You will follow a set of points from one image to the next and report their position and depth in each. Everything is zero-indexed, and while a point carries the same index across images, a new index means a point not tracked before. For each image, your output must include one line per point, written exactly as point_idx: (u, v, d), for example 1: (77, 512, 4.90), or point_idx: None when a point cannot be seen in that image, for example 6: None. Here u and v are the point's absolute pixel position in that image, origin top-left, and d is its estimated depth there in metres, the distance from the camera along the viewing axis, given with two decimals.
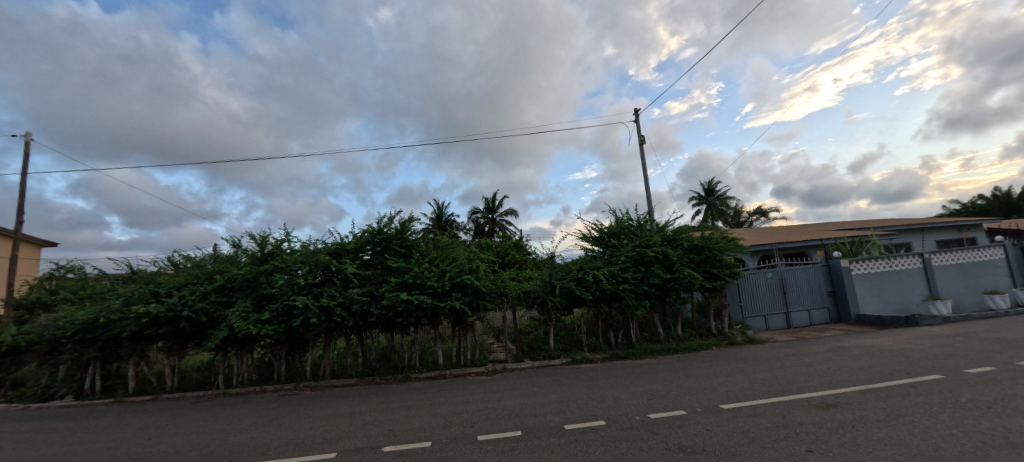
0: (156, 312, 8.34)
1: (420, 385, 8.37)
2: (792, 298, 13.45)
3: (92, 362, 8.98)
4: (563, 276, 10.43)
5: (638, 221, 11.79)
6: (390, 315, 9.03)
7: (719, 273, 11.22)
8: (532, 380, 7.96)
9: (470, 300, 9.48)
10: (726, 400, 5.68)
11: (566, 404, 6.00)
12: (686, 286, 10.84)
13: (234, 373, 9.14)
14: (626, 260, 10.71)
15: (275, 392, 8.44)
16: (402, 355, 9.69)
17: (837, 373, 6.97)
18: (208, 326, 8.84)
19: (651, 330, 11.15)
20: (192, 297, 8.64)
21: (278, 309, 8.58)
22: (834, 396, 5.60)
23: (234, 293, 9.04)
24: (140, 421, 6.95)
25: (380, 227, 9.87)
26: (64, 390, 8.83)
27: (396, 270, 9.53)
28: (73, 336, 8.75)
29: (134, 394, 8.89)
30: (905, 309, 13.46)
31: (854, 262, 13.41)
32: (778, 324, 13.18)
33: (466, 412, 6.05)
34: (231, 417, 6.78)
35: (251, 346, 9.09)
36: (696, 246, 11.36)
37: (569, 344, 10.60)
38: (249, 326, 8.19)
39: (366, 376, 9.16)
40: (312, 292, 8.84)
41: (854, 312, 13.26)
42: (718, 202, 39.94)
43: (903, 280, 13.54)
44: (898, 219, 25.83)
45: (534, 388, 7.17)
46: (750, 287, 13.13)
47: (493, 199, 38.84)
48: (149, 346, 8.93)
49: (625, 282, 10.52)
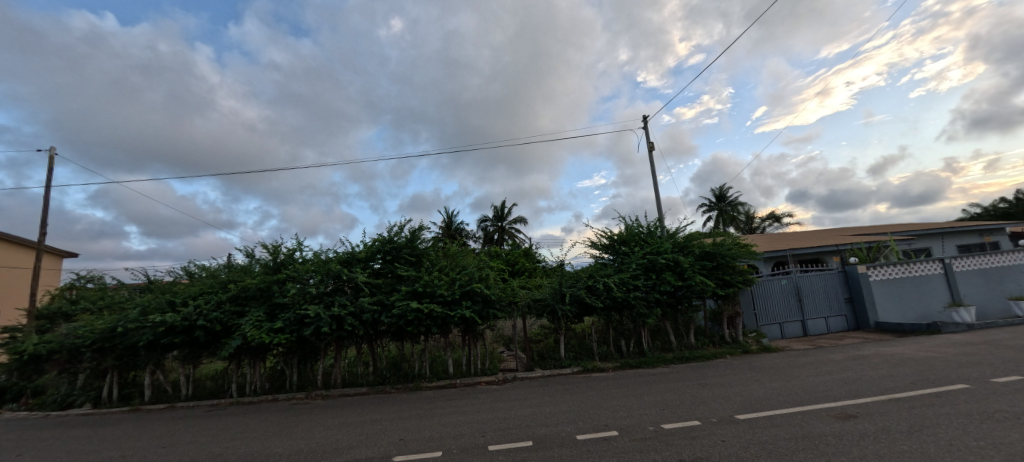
0: (172, 321, 8.36)
1: (430, 394, 8.37)
2: (808, 306, 13.16)
3: (110, 370, 9.01)
4: (574, 283, 10.35)
5: (649, 228, 11.72)
6: (400, 324, 9.04)
7: (733, 280, 11.02)
8: (544, 389, 7.89)
9: (480, 308, 9.49)
10: (742, 411, 5.56)
11: (576, 414, 5.96)
12: (698, 294, 10.68)
13: (247, 381, 9.13)
14: (637, 267, 10.62)
15: (287, 401, 8.45)
16: (412, 364, 9.69)
17: (857, 382, 6.79)
18: (222, 335, 8.86)
19: (663, 339, 10.96)
20: (207, 306, 8.70)
21: (290, 318, 8.62)
22: (855, 406, 5.46)
23: (247, 302, 9.10)
24: (155, 430, 7.02)
25: (390, 237, 9.96)
26: (83, 398, 8.88)
27: (407, 279, 9.58)
28: (92, 345, 8.78)
29: (150, 403, 8.87)
30: (927, 317, 13.13)
31: (872, 268, 13.20)
32: (793, 332, 12.91)
33: (477, 422, 6.03)
34: (244, 426, 6.83)
35: (264, 355, 9.07)
36: (708, 253, 11.20)
37: (579, 352, 10.47)
38: (262, 335, 8.26)
39: (376, 385, 9.16)
40: (323, 301, 8.90)
41: (872, 319, 12.99)
42: (729, 208, 39.74)
43: (923, 286, 13.26)
44: (919, 224, 25.21)
45: (545, 398, 7.09)
46: (764, 293, 12.93)
47: (503, 206, 38.89)
48: (165, 355, 8.92)
49: (637, 289, 10.40)
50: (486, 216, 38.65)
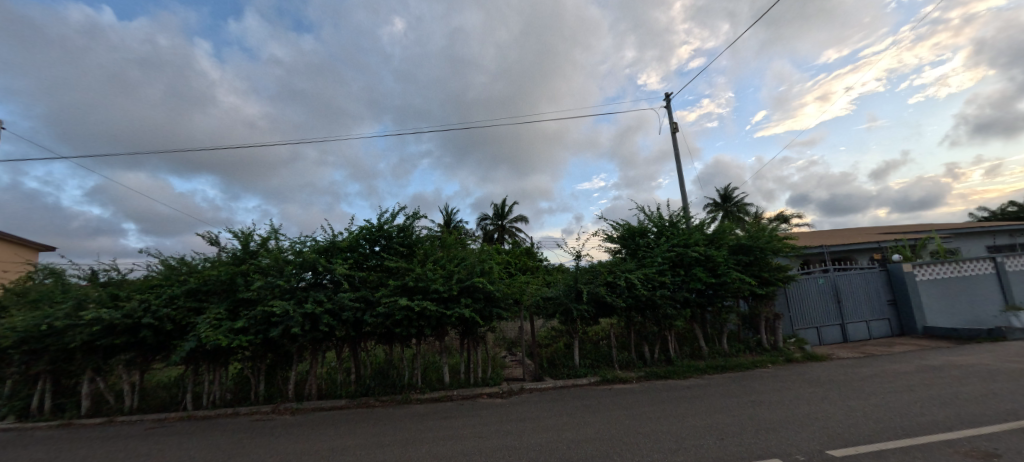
0: (111, 319, 6.91)
1: (421, 409, 6.96)
2: (848, 308, 11.76)
3: (41, 377, 7.49)
4: (591, 279, 8.95)
5: (674, 219, 10.34)
6: (387, 325, 7.67)
7: (771, 278, 9.64)
8: (560, 406, 6.48)
9: (482, 307, 8.11)
10: (831, 444, 4.16)
11: (607, 444, 4.60)
12: (733, 293, 9.29)
13: (205, 391, 7.69)
14: (663, 261, 9.20)
15: (249, 417, 7.02)
16: (401, 371, 8.27)
17: (958, 403, 5.37)
18: (175, 336, 7.43)
19: (691, 345, 9.56)
20: (157, 301, 7.28)
21: (255, 317, 7.23)
22: (985, 439, 4.07)
23: (208, 298, 7.71)
24: (73, 456, 5.59)
25: (380, 224, 8.57)
26: (6, 410, 7.37)
27: (397, 272, 8.21)
28: (18, 346, 7.27)
29: (87, 416, 7.38)
30: (978, 321, 11.78)
31: (918, 266, 11.83)
32: (832, 337, 11.50)
33: (478, 454, 4.62)
34: (182, 454, 5.40)
35: (226, 359, 7.63)
36: (742, 247, 9.83)
37: (596, 360, 9.09)
38: (219, 337, 6.83)
39: (358, 397, 7.75)
40: (296, 297, 7.50)
41: (920, 324, 11.60)
42: (736, 208, 38.58)
43: (973, 288, 11.92)
44: (944, 225, 23.84)
45: (563, 419, 5.68)
46: (801, 294, 11.53)
47: (504, 204, 37.58)
48: (106, 359, 7.42)
49: (663, 287, 9.00)
50: (486, 214, 37.36)
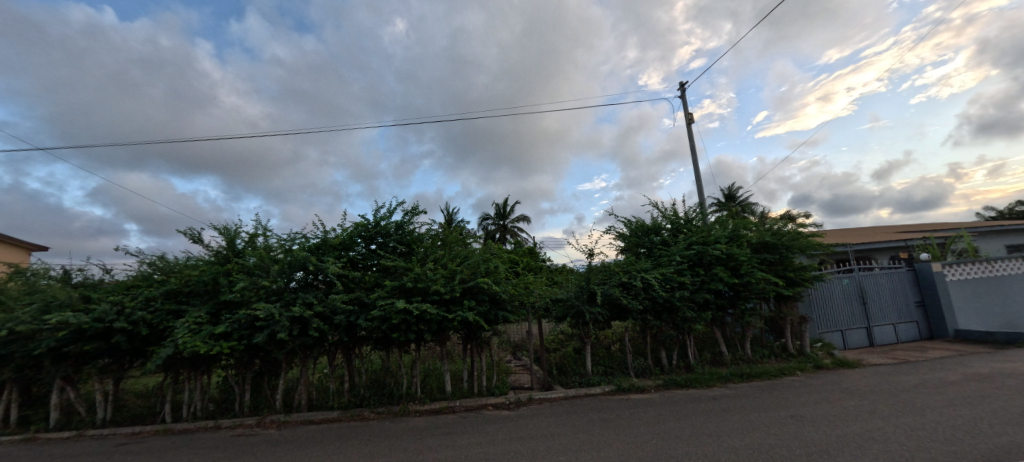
0: (79, 323, 6.29)
1: (421, 423, 6.32)
2: (874, 311, 11.09)
3: (6, 386, 6.86)
4: (605, 279, 8.29)
5: (691, 215, 9.70)
6: (383, 329, 7.04)
7: (796, 278, 8.99)
8: (575, 421, 5.82)
9: (486, 310, 7.48)
10: None
11: None
12: (757, 294, 8.62)
13: (186, 402, 7.07)
14: (681, 260, 8.55)
15: (231, 431, 6.39)
16: (399, 380, 7.64)
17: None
18: (152, 341, 6.81)
19: (711, 350, 8.95)
20: (132, 304, 6.66)
21: (239, 321, 6.59)
22: None
23: (190, 300, 7.10)
24: None
25: (376, 220, 7.94)
26: None
27: (394, 272, 7.58)
28: None
29: (55, 430, 6.75)
30: (1012, 324, 11.09)
31: (949, 266, 11.14)
32: (858, 341, 10.83)
33: None
34: None
35: (208, 367, 7.00)
36: (765, 245, 9.17)
37: (610, 366, 8.44)
38: (197, 343, 6.19)
39: (351, 408, 7.11)
40: (283, 299, 6.87)
41: (951, 327, 10.92)
42: (741, 207, 37.86)
43: (1007, 288, 11.23)
44: (959, 224, 23.15)
45: (581, 438, 5.03)
46: (825, 296, 10.85)
47: (506, 203, 36.95)
48: (76, 367, 6.79)
49: (682, 288, 8.34)
50: (488, 214, 36.72)
